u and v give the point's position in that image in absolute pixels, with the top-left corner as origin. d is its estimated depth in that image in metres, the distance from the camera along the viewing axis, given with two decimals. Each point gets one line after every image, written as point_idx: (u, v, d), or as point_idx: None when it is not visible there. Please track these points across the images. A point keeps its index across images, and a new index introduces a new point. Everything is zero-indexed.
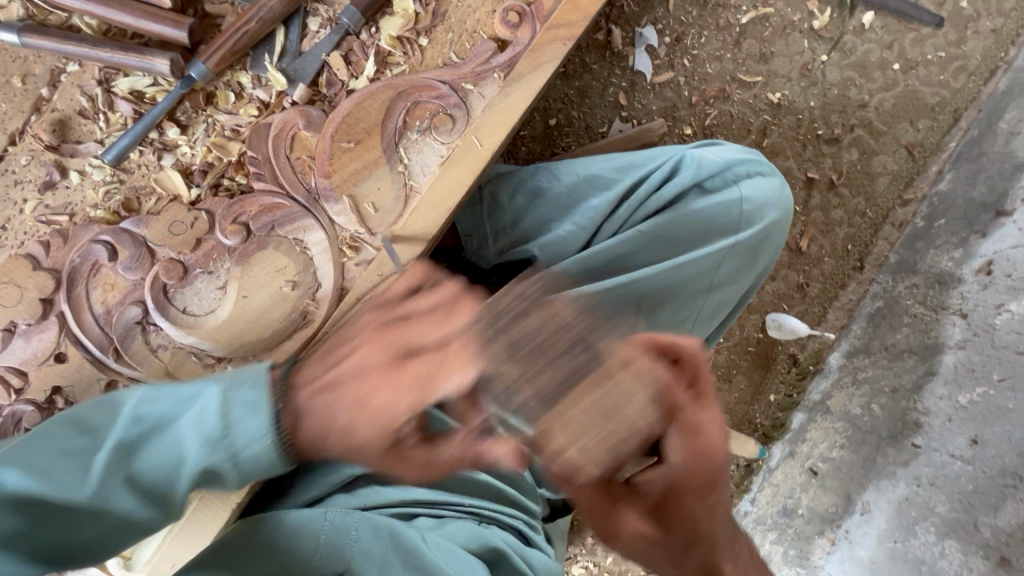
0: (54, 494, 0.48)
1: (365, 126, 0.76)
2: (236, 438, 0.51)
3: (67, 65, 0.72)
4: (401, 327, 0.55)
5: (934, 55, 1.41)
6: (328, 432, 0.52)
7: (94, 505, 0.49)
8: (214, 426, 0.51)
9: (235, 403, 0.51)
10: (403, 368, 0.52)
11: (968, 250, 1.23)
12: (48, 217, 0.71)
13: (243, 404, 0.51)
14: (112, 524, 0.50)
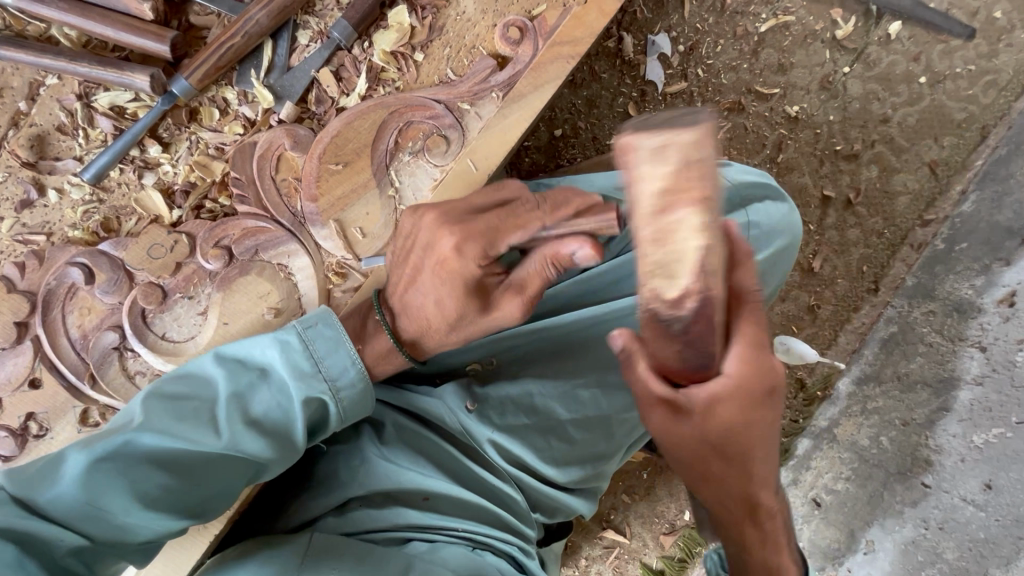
0: (206, 445, 0.57)
1: (355, 147, 0.72)
2: (335, 370, 0.63)
3: (46, 78, 0.69)
4: (448, 201, 0.63)
5: (963, 68, 1.34)
6: (427, 313, 0.64)
7: (236, 450, 0.58)
8: (312, 365, 0.62)
9: (317, 342, 0.64)
10: (459, 234, 0.59)
11: (990, 279, 1.17)
12: (25, 236, 0.69)
13: (325, 340, 0.63)
14: (252, 464, 0.60)
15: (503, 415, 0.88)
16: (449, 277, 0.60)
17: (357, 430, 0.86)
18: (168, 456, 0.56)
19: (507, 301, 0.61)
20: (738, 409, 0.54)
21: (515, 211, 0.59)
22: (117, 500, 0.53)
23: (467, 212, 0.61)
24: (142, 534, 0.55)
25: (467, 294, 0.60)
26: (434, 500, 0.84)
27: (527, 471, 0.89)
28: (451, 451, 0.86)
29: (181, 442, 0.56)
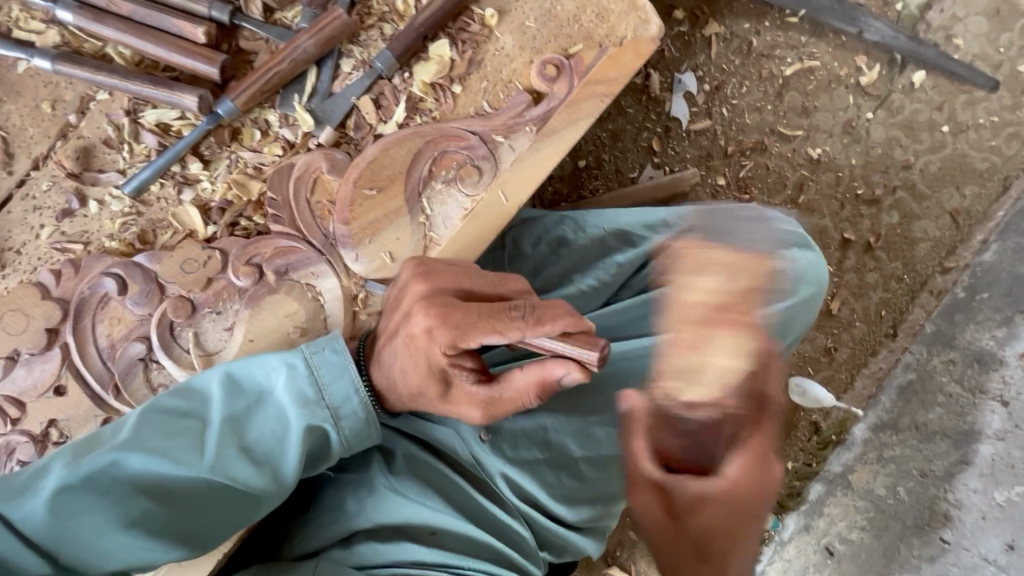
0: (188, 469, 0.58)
1: (390, 174, 0.74)
2: (330, 397, 0.63)
3: (96, 93, 0.72)
4: (439, 274, 0.65)
5: (986, 119, 1.34)
6: (394, 376, 0.65)
7: (219, 476, 0.59)
8: (309, 391, 0.63)
9: (320, 367, 0.64)
10: (445, 312, 0.61)
11: (1012, 331, 1.17)
12: (63, 244, 0.70)
13: (331, 366, 0.63)
14: (236, 493, 0.60)
15: (515, 447, 0.87)
16: (420, 358, 0.62)
17: (366, 458, 0.85)
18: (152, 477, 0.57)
19: (470, 394, 0.63)
20: (719, 509, 0.55)
21: (499, 312, 0.60)
22: (96, 518, 0.56)
23: (453, 297, 0.63)
24: (119, 556, 0.56)
25: (434, 377, 0.62)
26: (443, 535, 0.82)
27: (536, 509, 0.88)
28: (461, 484, 0.85)
29: (165, 463, 0.58)
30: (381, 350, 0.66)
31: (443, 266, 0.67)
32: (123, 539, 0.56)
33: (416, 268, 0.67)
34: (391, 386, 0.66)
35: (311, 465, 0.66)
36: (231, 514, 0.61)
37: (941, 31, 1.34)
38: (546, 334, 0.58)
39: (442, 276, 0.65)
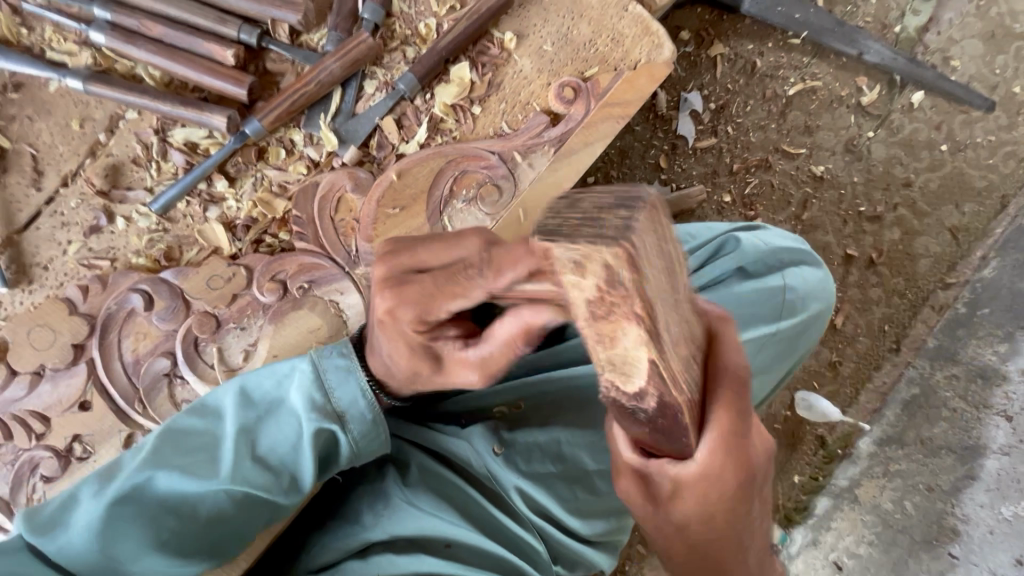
0: (211, 485, 0.57)
1: (412, 193, 0.75)
2: (340, 402, 0.63)
3: (126, 112, 0.73)
4: (403, 254, 0.65)
5: (983, 138, 1.38)
6: (381, 360, 0.65)
7: (241, 488, 0.59)
8: (320, 398, 0.63)
9: (330, 373, 0.64)
10: (408, 289, 0.60)
11: (1015, 347, 1.18)
12: (90, 261, 0.71)
13: (337, 370, 0.64)
14: (261, 505, 0.61)
15: (529, 460, 0.88)
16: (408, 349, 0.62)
17: (383, 471, 0.87)
18: (173, 498, 0.57)
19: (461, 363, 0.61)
20: (712, 505, 0.51)
21: (459, 274, 0.55)
22: (126, 543, 0.55)
23: (415, 271, 0.63)
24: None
25: (420, 354, 0.61)
26: (457, 547, 0.83)
27: (550, 522, 0.89)
28: (475, 496, 0.86)
29: (189, 482, 0.57)
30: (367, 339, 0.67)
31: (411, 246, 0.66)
32: (154, 562, 0.56)
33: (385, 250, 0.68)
34: (382, 369, 0.66)
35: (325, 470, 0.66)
36: (255, 526, 0.62)
37: (938, 53, 1.38)
38: (509, 280, 0.47)
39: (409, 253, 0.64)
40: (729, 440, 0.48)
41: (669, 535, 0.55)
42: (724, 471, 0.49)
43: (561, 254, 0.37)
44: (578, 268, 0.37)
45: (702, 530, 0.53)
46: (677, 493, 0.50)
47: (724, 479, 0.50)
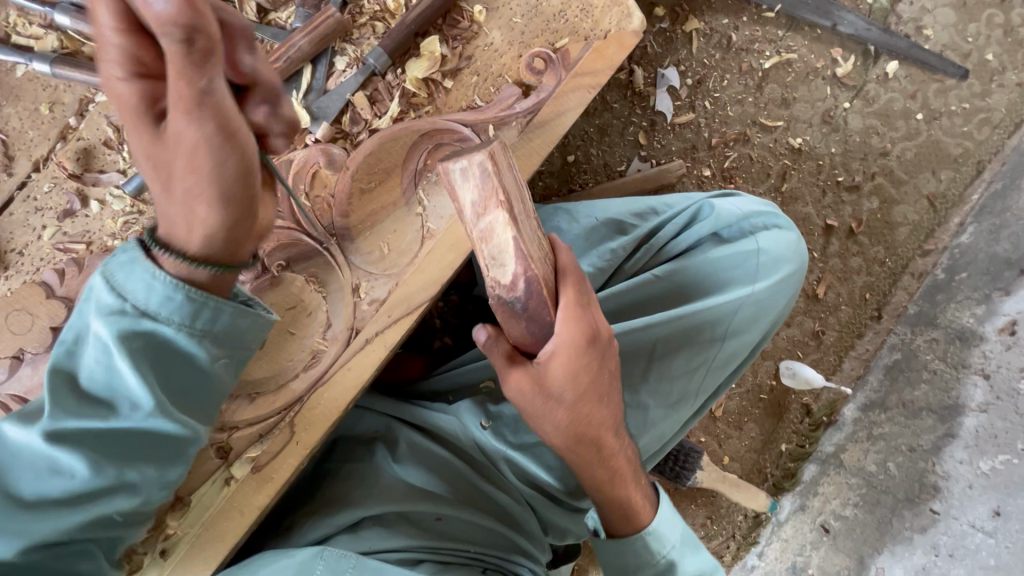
0: (33, 427, 0.55)
1: (385, 167, 0.76)
2: (139, 297, 0.57)
3: (95, 95, 0.73)
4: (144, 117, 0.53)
5: (958, 106, 1.40)
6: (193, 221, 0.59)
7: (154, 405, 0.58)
8: (117, 301, 0.58)
9: (117, 275, 0.58)
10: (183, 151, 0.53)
11: (991, 308, 1.21)
12: (65, 245, 0.71)
13: (129, 267, 0.58)
14: (119, 429, 0.58)
15: (516, 431, 0.90)
16: (180, 182, 0.55)
17: (372, 449, 0.89)
18: (89, 432, 0.57)
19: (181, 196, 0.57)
20: (572, 373, 0.66)
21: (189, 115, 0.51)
22: None
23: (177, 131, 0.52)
24: (37, 532, 0.54)
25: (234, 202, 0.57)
26: (446, 518, 0.85)
27: (538, 492, 0.90)
28: (462, 468, 0.89)
29: (15, 433, 0.56)
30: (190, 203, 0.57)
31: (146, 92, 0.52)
32: (85, 506, 0.57)
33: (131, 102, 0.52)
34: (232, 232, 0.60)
35: (184, 375, 0.61)
36: (135, 452, 0.59)
37: (911, 23, 1.39)
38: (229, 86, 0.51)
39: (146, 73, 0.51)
40: (576, 314, 0.64)
41: (552, 409, 0.68)
42: (578, 341, 0.64)
43: (456, 167, 0.58)
44: (465, 176, 0.58)
45: (570, 399, 0.68)
46: (547, 365, 0.65)
47: (578, 349, 0.64)
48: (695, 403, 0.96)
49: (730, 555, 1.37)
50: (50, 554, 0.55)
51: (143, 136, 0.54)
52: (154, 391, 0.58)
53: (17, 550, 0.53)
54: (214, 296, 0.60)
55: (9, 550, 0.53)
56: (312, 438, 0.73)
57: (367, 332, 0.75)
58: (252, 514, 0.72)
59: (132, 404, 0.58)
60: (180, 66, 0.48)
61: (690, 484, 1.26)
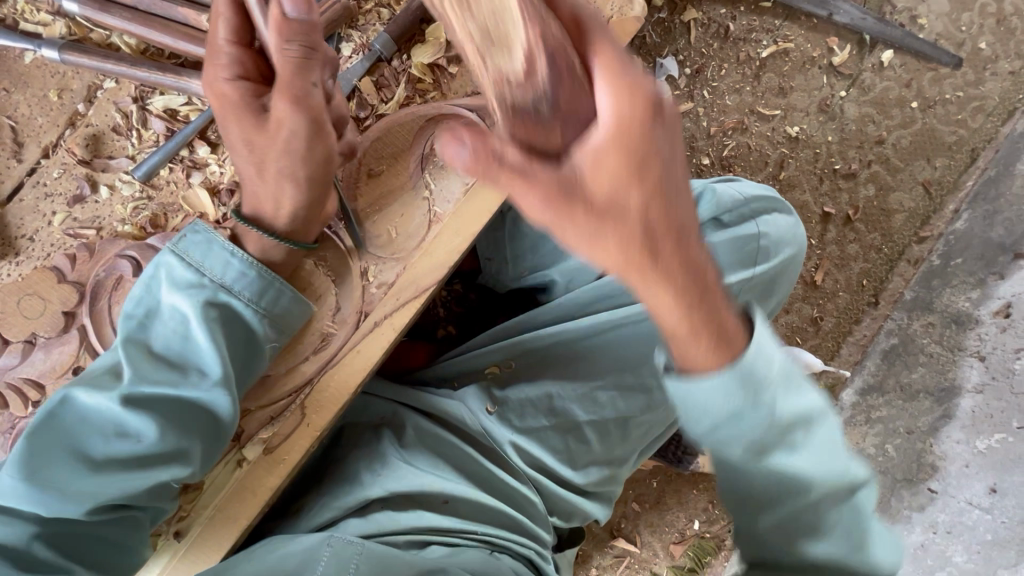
0: (106, 392, 0.59)
1: (392, 152, 0.77)
2: (215, 270, 0.64)
3: (103, 82, 0.73)
4: (246, 115, 0.64)
5: (952, 94, 1.42)
6: (269, 205, 0.68)
7: (219, 376, 0.62)
8: (189, 276, 0.63)
9: (188, 251, 0.64)
10: (285, 141, 0.63)
11: (986, 292, 1.23)
12: (76, 230, 0.72)
13: (199, 245, 0.64)
14: (185, 396, 0.62)
15: (522, 417, 0.91)
16: (269, 163, 0.65)
17: (379, 434, 0.89)
18: (157, 397, 0.61)
19: (264, 187, 0.67)
20: (624, 173, 0.45)
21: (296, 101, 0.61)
22: (58, 471, 0.57)
23: (282, 130, 0.62)
24: (107, 493, 0.58)
25: (318, 184, 0.67)
26: (454, 502, 0.86)
27: (545, 474, 0.92)
28: (469, 452, 0.89)
29: (85, 398, 0.59)
30: (274, 186, 0.66)
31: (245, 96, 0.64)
32: (146, 469, 0.60)
33: (235, 102, 0.64)
34: (307, 209, 0.69)
35: (246, 350, 0.66)
36: (197, 422, 0.63)
37: (906, 12, 1.41)
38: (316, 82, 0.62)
39: (247, 79, 0.64)
40: (621, 82, 0.45)
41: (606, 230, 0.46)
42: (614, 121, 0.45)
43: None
44: None
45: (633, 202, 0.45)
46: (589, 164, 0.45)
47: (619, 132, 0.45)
48: None
49: None
50: (112, 516, 0.60)
51: (240, 130, 0.64)
52: (222, 362, 0.63)
53: (88, 509, 0.58)
54: (271, 274, 0.66)
55: (81, 508, 0.57)
56: (322, 420, 0.74)
57: (376, 315, 0.76)
58: (264, 495, 0.73)
59: (200, 373, 0.63)
60: (294, 70, 0.59)
61: (692, 468, 1.27)
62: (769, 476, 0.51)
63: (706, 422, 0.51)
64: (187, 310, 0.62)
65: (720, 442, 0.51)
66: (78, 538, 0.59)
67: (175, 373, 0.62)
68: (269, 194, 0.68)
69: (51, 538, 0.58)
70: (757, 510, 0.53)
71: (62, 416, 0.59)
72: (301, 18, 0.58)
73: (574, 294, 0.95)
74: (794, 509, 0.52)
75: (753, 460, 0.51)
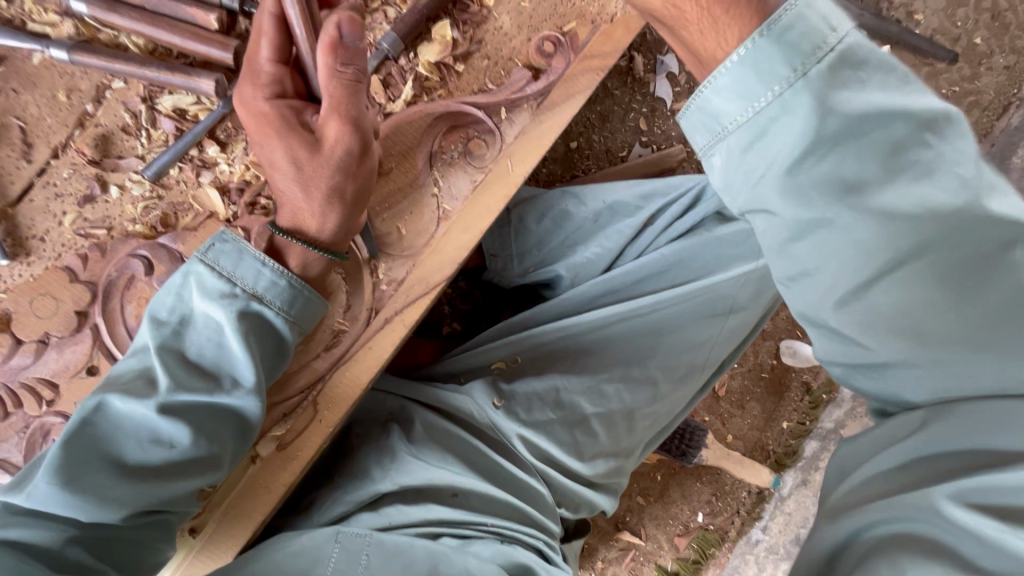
0: (143, 401, 0.58)
1: (402, 150, 0.78)
2: (246, 278, 0.63)
3: (112, 82, 0.73)
4: (288, 131, 0.62)
5: (948, 89, 1.46)
6: (305, 219, 0.67)
7: (254, 384, 0.63)
8: (221, 285, 0.62)
9: (219, 259, 0.63)
10: (337, 159, 0.64)
11: None
12: (87, 230, 0.72)
13: (229, 252, 0.63)
14: (219, 403, 0.62)
15: (530, 410, 0.91)
16: (315, 179, 0.64)
17: (387, 429, 0.90)
18: (192, 405, 0.60)
19: (303, 203, 0.66)
20: None
21: (348, 121, 0.63)
22: (93, 480, 0.56)
23: (336, 148, 0.63)
24: (147, 499, 0.59)
25: (359, 199, 0.68)
26: (464, 495, 0.87)
27: (552, 466, 0.93)
28: (478, 446, 0.90)
29: (121, 405, 0.59)
30: (316, 202, 0.65)
31: (286, 112, 0.62)
32: (182, 476, 0.60)
33: (274, 119, 0.62)
34: (347, 224, 0.69)
35: (276, 359, 0.66)
36: (230, 430, 0.63)
37: (903, 8, 1.42)
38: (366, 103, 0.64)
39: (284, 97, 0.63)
40: None
41: None
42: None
43: None
44: None
45: None
46: None
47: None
48: (702, 376, 0.99)
49: (735, 531, 1.39)
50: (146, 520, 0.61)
51: (283, 147, 0.62)
52: (257, 369, 0.63)
53: (126, 515, 0.58)
54: (300, 283, 0.66)
55: (120, 513, 0.57)
56: (334, 416, 0.75)
57: (388, 311, 0.77)
58: (278, 490, 0.74)
59: (234, 381, 0.63)
60: (350, 92, 0.61)
61: (695, 461, 1.29)
62: (943, 246, 0.43)
63: (817, 228, 0.45)
64: (220, 318, 0.62)
65: (812, 247, 0.45)
66: (112, 545, 0.59)
67: (208, 381, 0.62)
68: (307, 209, 0.66)
69: (89, 545, 0.58)
70: (961, 304, 0.44)
71: (93, 421, 0.58)
72: (355, 42, 0.59)
73: (580, 289, 0.97)
74: (984, 240, 0.43)
75: (903, 235, 0.43)
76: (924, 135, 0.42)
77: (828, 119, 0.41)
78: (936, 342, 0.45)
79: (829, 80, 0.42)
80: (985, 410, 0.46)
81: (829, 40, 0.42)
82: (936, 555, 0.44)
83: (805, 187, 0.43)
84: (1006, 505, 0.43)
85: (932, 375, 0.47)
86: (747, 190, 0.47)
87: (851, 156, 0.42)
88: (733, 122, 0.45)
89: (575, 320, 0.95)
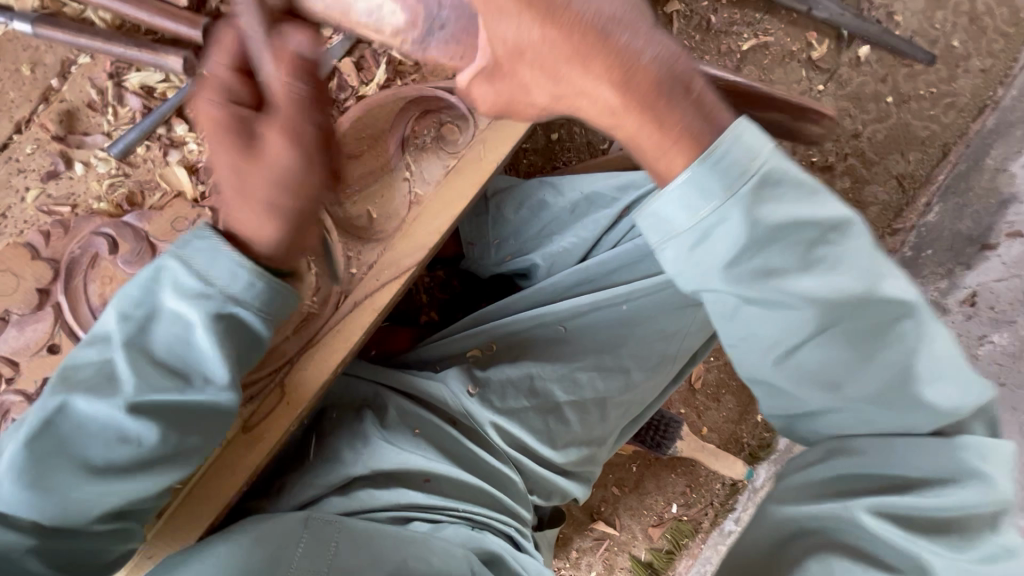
0: (109, 400, 0.57)
1: (373, 133, 0.77)
2: (220, 277, 0.59)
3: (78, 57, 0.72)
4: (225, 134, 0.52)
5: (926, 90, 1.48)
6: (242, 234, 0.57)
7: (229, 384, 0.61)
8: (195, 283, 0.60)
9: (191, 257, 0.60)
10: (277, 174, 0.52)
11: (954, 281, 1.29)
12: (50, 207, 0.71)
13: (203, 251, 0.59)
14: (191, 401, 0.60)
15: (503, 398, 0.92)
16: (266, 181, 0.52)
17: (361, 414, 0.90)
18: (161, 404, 0.58)
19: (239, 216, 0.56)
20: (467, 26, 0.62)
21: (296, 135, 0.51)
22: (58, 478, 0.56)
23: (278, 165, 0.52)
24: (112, 497, 0.58)
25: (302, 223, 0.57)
26: (436, 481, 0.87)
27: (525, 454, 0.93)
28: (451, 433, 0.90)
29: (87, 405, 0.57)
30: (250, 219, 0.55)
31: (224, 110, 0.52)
32: (148, 474, 0.60)
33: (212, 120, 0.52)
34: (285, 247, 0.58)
35: (250, 357, 0.64)
36: (201, 425, 0.62)
37: (882, 9, 1.46)
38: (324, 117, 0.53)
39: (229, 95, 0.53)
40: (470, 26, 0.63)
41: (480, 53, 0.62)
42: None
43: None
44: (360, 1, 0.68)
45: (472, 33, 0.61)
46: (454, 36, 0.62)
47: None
48: (675, 366, 1.00)
49: (709, 522, 1.41)
50: (110, 523, 0.60)
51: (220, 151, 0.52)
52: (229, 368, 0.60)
53: (92, 514, 0.57)
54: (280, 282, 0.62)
55: (89, 514, 0.57)
56: (302, 399, 0.75)
57: (357, 293, 0.77)
58: (245, 473, 0.74)
59: (204, 379, 0.61)
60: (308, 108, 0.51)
61: (670, 452, 1.30)
62: (846, 323, 0.48)
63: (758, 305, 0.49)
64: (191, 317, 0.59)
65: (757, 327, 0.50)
66: (74, 547, 0.58)
67: (176, 379, 0.60)
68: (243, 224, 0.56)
69: (50, 548, 0.57)
70: (862, 365, 0.49)
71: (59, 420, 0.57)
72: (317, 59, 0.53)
73: (555, 279, 0.98)
74: (875, 320, 0.48)
75: (810, 320, 0.48)
76: (829, 234, 0.47)
77: (757, 228, 0.46)
78: (847, 396, 0.50)
79: (755, 196, 0.46)
80: (892, 448, 0.51)
81: (756, 161, 0.46)
82: (851, 554, 0.49)
83: (739, 277, 0.48)
84: (910, 518, 0.48)
85: (851, 420, 0.52)
86: (694, 282, 0.49)
87: (778, 253, 0.47)
88: (682, 226, 0.47)
89: (550, 309, 0.95)
